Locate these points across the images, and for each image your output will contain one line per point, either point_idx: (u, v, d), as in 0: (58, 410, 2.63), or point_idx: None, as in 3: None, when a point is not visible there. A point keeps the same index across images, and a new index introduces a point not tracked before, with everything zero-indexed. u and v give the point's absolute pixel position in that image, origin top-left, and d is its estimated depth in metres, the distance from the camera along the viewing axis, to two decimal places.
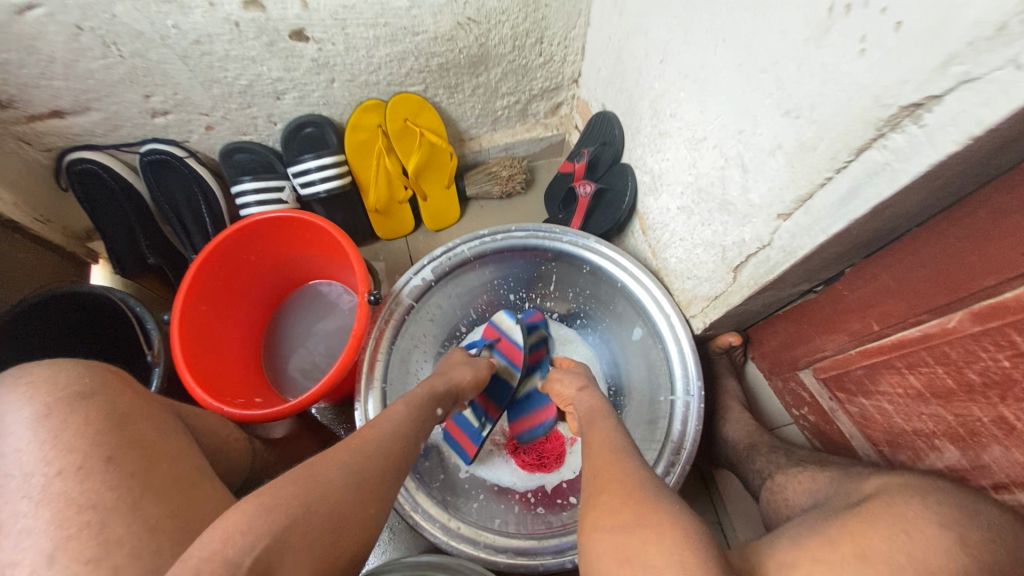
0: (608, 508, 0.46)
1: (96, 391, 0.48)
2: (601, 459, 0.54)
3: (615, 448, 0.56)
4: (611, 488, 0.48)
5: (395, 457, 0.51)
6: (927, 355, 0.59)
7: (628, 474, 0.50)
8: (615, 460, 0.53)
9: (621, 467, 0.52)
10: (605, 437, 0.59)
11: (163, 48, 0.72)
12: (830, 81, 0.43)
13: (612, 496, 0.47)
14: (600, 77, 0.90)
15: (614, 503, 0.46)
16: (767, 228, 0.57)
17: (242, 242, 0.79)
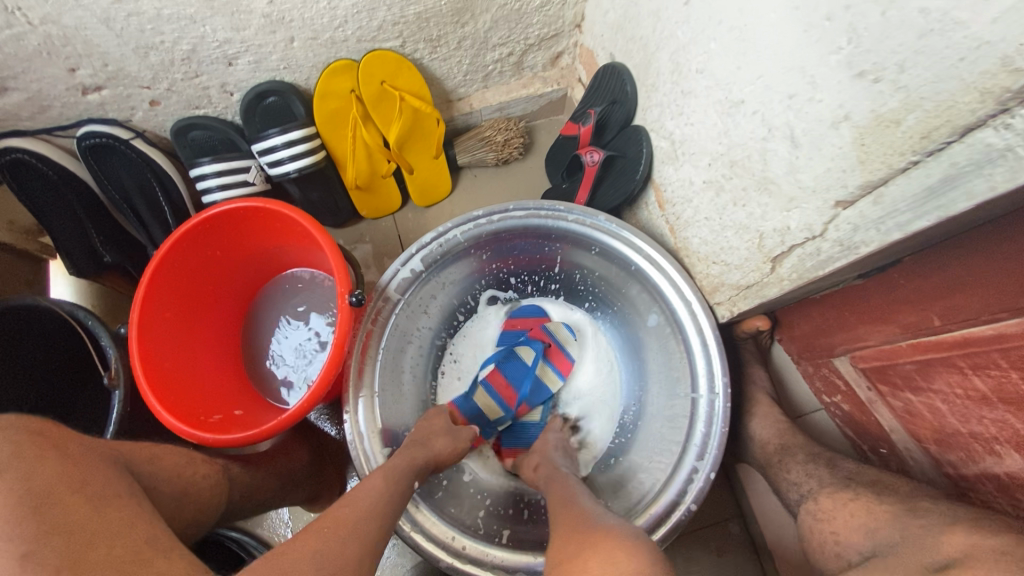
0: (566, 547, 0.43)
1: (8, 470, 0.41)
2: (561, 508, 0.52)
3: (573, 498, 0.54)
4: (571, 530, 0.46)
5: (367, 532, 0.46)
6: (1000, 358, 0.50)
7: (586, 517, 0.48)
8: (576, 507, 0.51)
9: (581, 512, 0.49)
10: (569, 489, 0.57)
11: (78, 11, 0.59)
12: (934, 34, 0.32)
13: (570, 539, 0.45)
14: (607, 21, 0.76)
15: (573, 539, 0.44)
16: (820, 216, 0.47)
17: (203, 239, 0.70)
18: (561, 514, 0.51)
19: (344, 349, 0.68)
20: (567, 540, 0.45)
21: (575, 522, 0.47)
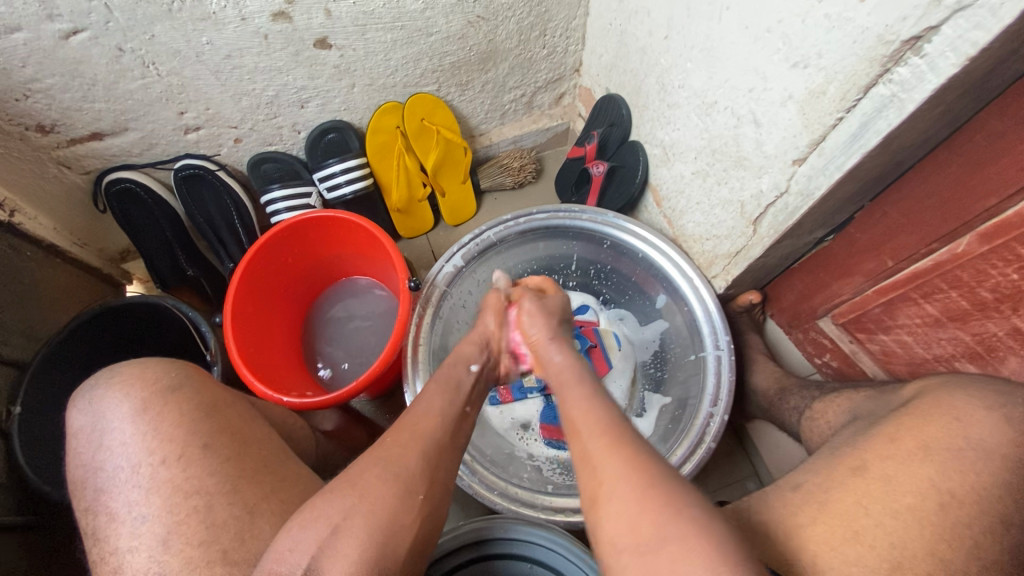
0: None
1: (177, 395, 0.56)
2: (629, 491, 0.43)
3: (660, 483, 0.43)
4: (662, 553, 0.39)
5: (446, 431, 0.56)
6: (941, 282, 0.64)
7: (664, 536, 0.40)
8: (661, 511, 0.41)
9: (678, 523, 0.40)
10: (628, 457, 0.45)
11: (197, 64, 0.77)
12: (835, 29, 0.48)
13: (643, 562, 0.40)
14: (602, 63, 0.96)
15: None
16: (783, 175, 0.62)
17: (282, 245, 0.84)
18: (631, 491, 0.43)
19: (404, 328, 0.80)
20: (647, 553, 0.40)
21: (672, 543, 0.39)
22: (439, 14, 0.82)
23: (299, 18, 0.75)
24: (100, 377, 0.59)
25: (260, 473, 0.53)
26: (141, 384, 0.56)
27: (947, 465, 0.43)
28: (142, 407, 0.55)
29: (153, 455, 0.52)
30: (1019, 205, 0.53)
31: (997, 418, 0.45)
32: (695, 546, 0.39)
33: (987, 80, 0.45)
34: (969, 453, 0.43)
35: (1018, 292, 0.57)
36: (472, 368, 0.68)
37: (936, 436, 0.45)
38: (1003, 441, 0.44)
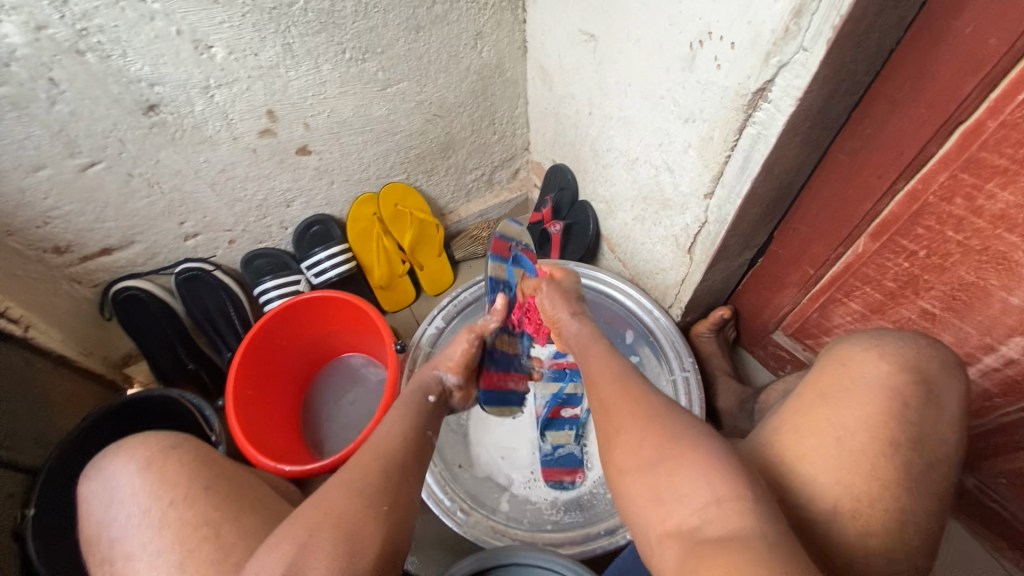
0: (660, 483, 0.45)
1: (177, 445, 0.63)
2: (633, 423, 0.50)
3: (656, 417, 0.50)
4: (661, 461, 0.46)
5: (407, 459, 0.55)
6: (854, 280, 0.74)
7: (648, 446, 0.47)
8: (650, 428, 0.49)
9: (663, 439, 0.47)
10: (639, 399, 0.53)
11: (195, 180, 0.89)
12: (707, 90, 0.62)
13: (642, 477, 0.46)
14: (546, 140, 1.11)
15: (668, 480, 0.44)
16: (700, 208, 0.73)
17: (278, 328, 0.92)
18: (635, 429, 0.50)
19: (394, 389, 0.86)
20: (649, 472, 0.46)
21: (667, 449, 0.46)
22: (401, 116, 0.97)
23: (283, 132, 0.89)
24: (106, 451, 0.63)
25: (261, 507, 0.60)
26: (143, 446, 0.62)
27: (842, 402, 0.48)
28: (147, 463, 0.61)
29: (162, 499, 0.58)
30: (889, 204, 0.64)
31: (877, 358, 0.49)
32: (683, 444, 0.46)
33: (826, 111, 0.58)
34: (856, 390, 0.48)
35: (913, 278, 0.67)
36: (431, 400, 0.69)
37: (829, 381, 0.50)
38: (884, 374, 0.48)
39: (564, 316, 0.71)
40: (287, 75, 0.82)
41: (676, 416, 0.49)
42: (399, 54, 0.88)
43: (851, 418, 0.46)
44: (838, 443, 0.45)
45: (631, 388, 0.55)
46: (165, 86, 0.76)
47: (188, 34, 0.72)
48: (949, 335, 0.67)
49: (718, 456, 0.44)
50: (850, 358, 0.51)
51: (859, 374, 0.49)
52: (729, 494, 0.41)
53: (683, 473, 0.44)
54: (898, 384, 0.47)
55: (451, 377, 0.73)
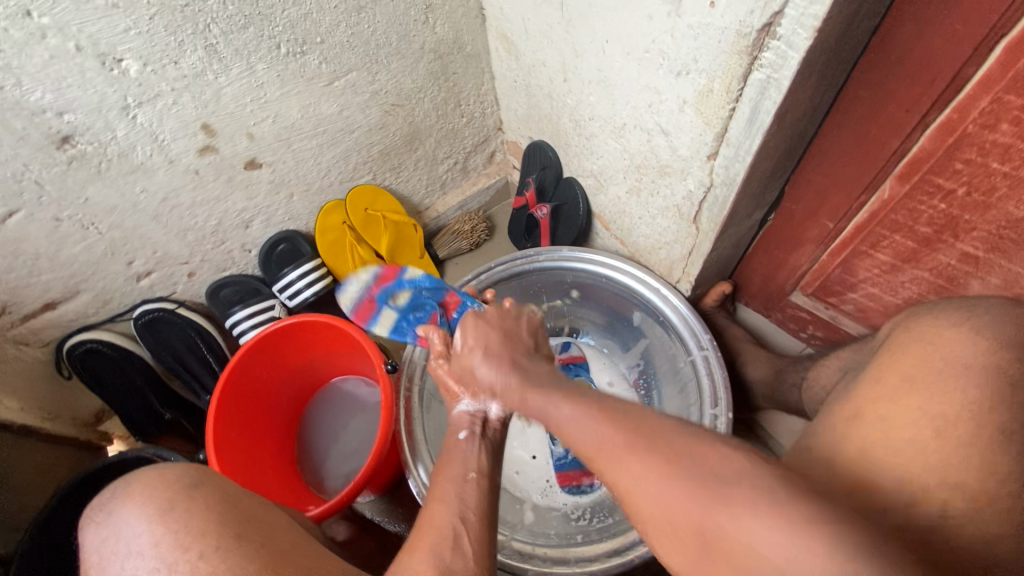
0: (716, 542, 0.33)
1: (200, 483, 0.51)
2: (625, 452, 0.37)
3: (657, 433, 0.37)
4: (702, 513, 0.33)
5: (470, 517, 0.48)
6: (881, 229, 0.66)
7: (672, 495, 0.34)
8: (654, 460, 0.36)
9: (691, 479, 0.34)
10: (601, 411, 0.40)
11: (136, 214, 0.79)
12: (701, 35, 0.53)
13: (685, 536, 0.34)
14: (519, 116, 1.01)
15: (723, 538, 0.32)
16: (704, 172, 0.65)
17: (253, 363, 0.83)
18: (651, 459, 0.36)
19: (390, 413, 0.78)
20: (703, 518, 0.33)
21: (702, 499, 0.33)
22: (356, 110, 0.87)
23: (225, 147, 0.79)
24: (110, 492, 0.52)
25: (294, 556, 0.48)
26: (162, 484, 0.50)
27: (934, 389, 0.46)
28: (168, 505, 0.49)
29: (188, 553, 0.45)
30: (920, 140, 0.56)
31: (968, 331, 0.48)
32: (725, 470, 0.34)
33: (843, 42, 0.50)
34: (950, 372, 0.46)
35: (951, 220, 0.59)
36: (463, 437, 0.58)
37: (915, 365, 0.48)
38: (979, 353, 0.46)
39: (483, 362, 0.54)
40: (217, 82, 0.72)
41: (678, 429, 0.37)
42: (342, 41, 0.78)
43: (952, 406, 0.44)
44: (937, 433, 0.43)
45: (591, 400, 0.42)
46: (76, 113, 0.65)
47: (91, 48, 0.61)
48: (996, 278, 0.61)
49: (771, 482, 0.32)
50: (936, 335, 0.50)
51: (946, 353, 0.48)
52: (803, 525, 0.30)
53: (737, 521, 0.32)
54: (999, 361, 0.45)
55: (468, 403, 0.62)
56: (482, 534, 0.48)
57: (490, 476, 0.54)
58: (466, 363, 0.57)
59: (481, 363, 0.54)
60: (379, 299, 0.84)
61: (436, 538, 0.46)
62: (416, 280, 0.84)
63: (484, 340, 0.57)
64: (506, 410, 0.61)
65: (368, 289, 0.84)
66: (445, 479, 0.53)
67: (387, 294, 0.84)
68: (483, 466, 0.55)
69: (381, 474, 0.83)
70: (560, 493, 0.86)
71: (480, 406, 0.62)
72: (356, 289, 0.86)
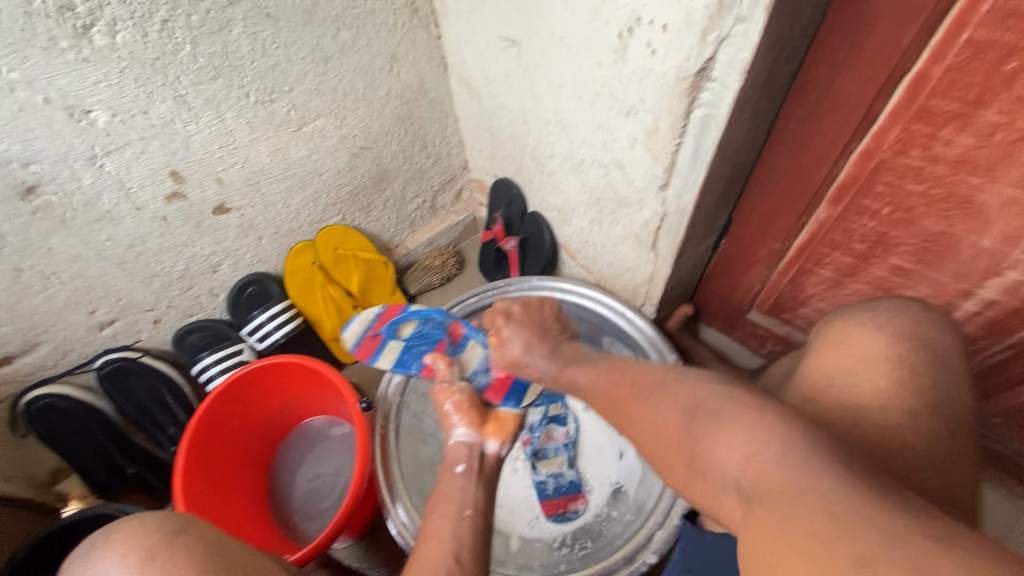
0: (689, 461, 0.40)
1: (184, 529, 0.51)
2: (629, 399, 0.49)
3: (648, 381, 0.49)
4: (678, 435, 0.41)
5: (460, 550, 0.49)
6: (821, 247, 0.72)
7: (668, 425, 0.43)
8: (648, 397, 0.47)
9: (671, 406, 0.44)
10: (614, 375, 0.53)
11: (101, 262, 0.78)
12: (645, 79, 0.58)
13: (670, 459, 0.42)
14: (484, 155, 1.06)
15: (692, 453, 0.40)
16: (658, 201, 0.70)
17: (223, 408, 0.81)
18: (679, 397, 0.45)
19: (367, 451, 0.78)
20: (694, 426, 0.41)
21: (678, 424, 0.42)
22: (324, 154, 0.90)
23: (194, 193, 0.80)
24: (89, 544, 0.50)
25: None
26: (142, 533, 0.49)
27: (849, 383, 0.49)
28: (149, 556, 0.48)
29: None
30: (845, 167, 0.62)
31: (874, 329, 0.52)
32: (696, 402, 0.42)
33: (770, 83, 0.56)
34: (860, 365, 0.50)
35: (881, 237, 0.66)
36: (458, 471, 0.60)
37: (831, 362, 0.52)
38: (885, 345, 0.50)
39: (524, 354, 0.65)
40: (187, 130, 0.74)
41: (665, 377, 0.48)
42: (310, 89, 0.81)
43: (865, 396, 0.48)
44: (858, 422, 0.47)
45: (605, 368, 0.56)
46: (41, 164, 0.66)
47: (59, 100, 0.62)
48: (926, 287, 0.67)
49: (731, 407, 0.40)
50: (846, 333, 0.53)
51: (859, 349, 0.51)
52: (750, 429, 0.37)
53: (703, 436, 0.39)
54: (901, 352, 0.49)
55: (467, 434, 0.64)
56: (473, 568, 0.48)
57: (485, 513, 0.55)
58: (513, 360, 0.66)
59: (528, 357, 0.64)
60: (384, 333, 0.83)
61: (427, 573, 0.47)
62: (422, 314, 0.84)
63: (522, 338, 0.66)
64: (501, 448, 0.64)
65: (374, 325, 0.84)
66: (432, 514, 0.53)
67: (392, 327, 0.83)
68: (473, 501, 0.55)
69: (360, 515, 0.81)
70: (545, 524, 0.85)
71: (476, 438, 0.64)
72: (359, 325, 0.85)
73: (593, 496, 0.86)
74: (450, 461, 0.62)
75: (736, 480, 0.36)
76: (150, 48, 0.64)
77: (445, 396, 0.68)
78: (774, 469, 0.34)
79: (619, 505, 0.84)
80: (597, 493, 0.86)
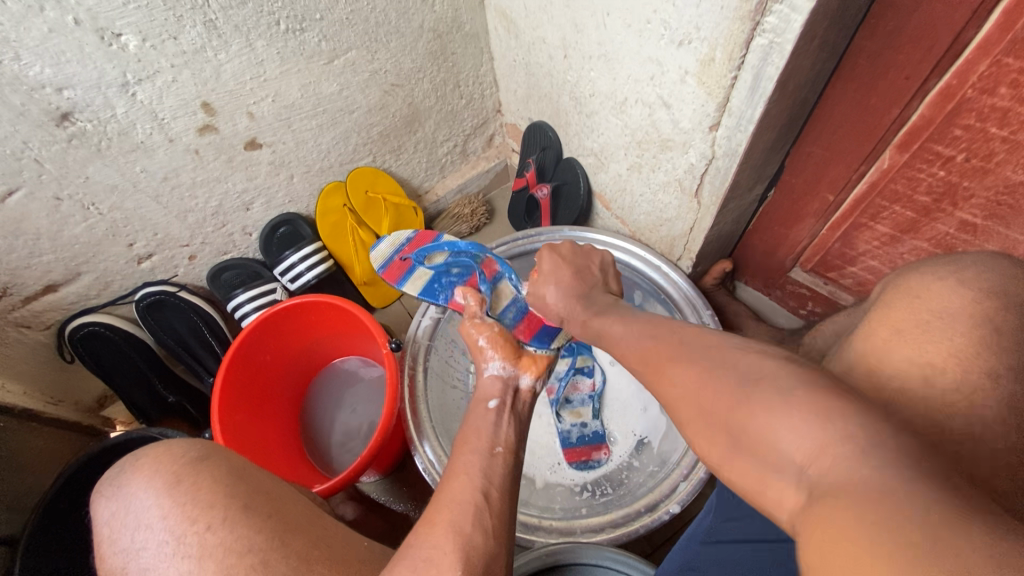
0: (745, 444, 0.33)
1: (208, 454, 0.52)
2: (673, 362, 0.41)
3: (697, 346, 0.41)
4: (728, 409, 0.35)
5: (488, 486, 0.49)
6: (881, 200, 0.67)
7: (706, 390, 0.37)
8: (696, 365, 0.39)
9: (720, 374, 0.37)
10: (656, 339, 0.45)
11: (136, 194, 0.79)
12: (703, 2, 0.53)
13: (717, 440, 0.35)
14: (519, 96, 1.01)
15: (746, 433, 0.33)
16: (706, 143, 0.65)
17: (257, 343, 0.83)
18: (693, 373, 0.39)
19: (396, 390, 0.79)
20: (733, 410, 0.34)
21: (729, 396, 0.35)
22: (355, 90, 0.87)
23: (225, 126, 0.79)
24: (121, 466, 0.52)
25: (305, 525, 0.49)
26: (168, 458, 0.51)
27: (921, 339, 0.45)
28: (175, 479, 0.49)
29: (196, 525, 0.46)
30: (919, 108, 0.56)
31: (954, 282, 0.47)
32: (749, 376, 0.35)
33: (846, 7, 0.50)
34: (938, 320, 0.45)
35: (950, 188, 0.60)
36: (491, 406, 0.60)
37: (904, 317, 0.47)
38: (968, 300, 0.46)
39: (554, 301, 0.61)
40: (217, 59, 0.72)
41: (720, 340, 0.40)
42: (341, 18, 0.77)
43: (939, 356, 0.43)
44: (926, 380, 0.43)
45: (644, 328, 0.48)
46: (75, 90, 0.65)
47: (89, 22, 0.61)
48: (995, 245, 0.62)
49: (795, 380, 0.33)
50: (923, 287, 0.48)
51: (933, 303, 0.47)
52: (820, 417, 0.30)
53: (760, 416, 0.33)
54: (985, 307, 0.45)
55: (500, 368, 0.65)
56: (502, 509, 0.48)
57: (516, 451, 0.55)
58: (541, 296, 0.64)
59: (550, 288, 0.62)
60: (413, 259, 0.80)
61: (451, 507, 0.47)
62: (453, 244, 0.80)
63: (557, 276, 0.63)
64: (534, 383, 0.65)
65: (404, 249, 0.82)
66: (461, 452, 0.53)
67: (424, 254, 0.80)
68: (508, 441, 0.55)
69: (386, 453, 0.83)
70: (567, 471, 0.85)
71: (511, 372, 0.65)
72: (388, 247, 0.83)
73: (616, 446, 0.86)
74: (482, 394, 0.62)
75: (800, 463, 0.30)
76: None
77: (479, 331, 0.70)
78: (851, 459, 0.28)
79: (641, 457, 0.84)
80: (619, 444, 0.86)
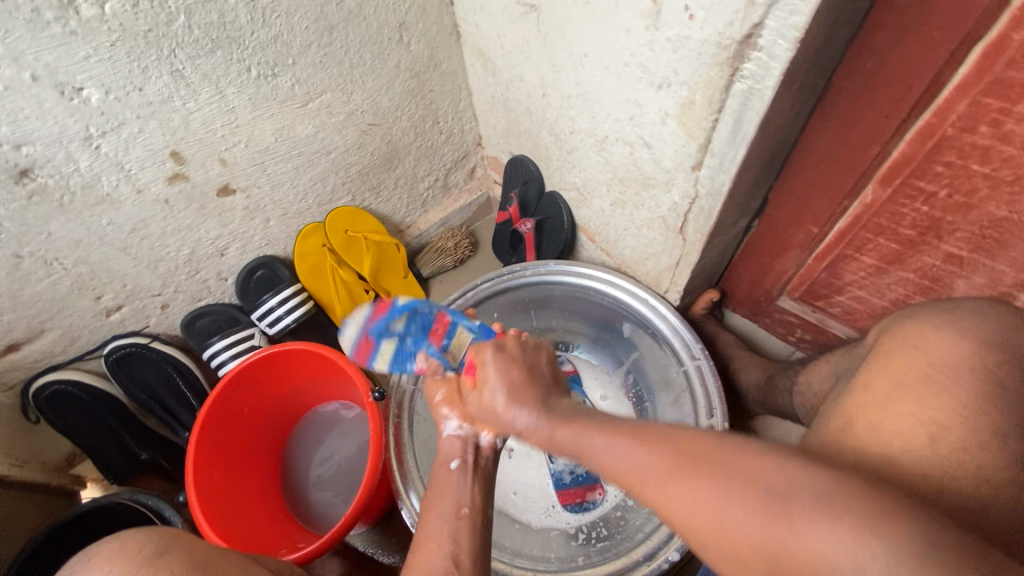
0: (784, 562, 0.32)
1: (169, 548, 0.48)
2: (670, 477, 0.36)
3: (701, 454, 0.36)
4: (762, 531, 0.32)
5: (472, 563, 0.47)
6: (865, 233, 0.67)
7: (728, 510, 0.34)
8: (703, 478, 0.35)
9: (734, 489, 0.34)
10: (639, 441, 0.39)
11: (103, 247, 0.75)
12: (681, 48, 0.53)
13: (746, 563, 0.33)
14: (499, 131, 1.00)
15: (787, 550, 0.31)
16: (688, 182, 0.64)
17: (235, 396, 0.79)
18: (700, 500, 0.35)
19: (380, 441, 0.76)
20: (770, 528, 0.32)
21: (757, 519, 0.33)
22: (331, 131, 0.86)
23: (196, 174, 0.76)
24: (72, 565, 0.47)
25: None
26: (123, 555, 0.46)
27: (924, 395, 0.45)
28: None
29: None
30: (899, 145, 0.56)
31: (947, 335, 0.48)
32: (768, 480, 0.33)
33: (824, 50, 0.50)
34: (937, 376, 0.46)
35: (934, 222, 0.60)
36: (454, 467, 0.57)
37: (905, 370, 0.47)
38: (963, 354, 0.46)
39: (507, 406, 0.50)
40: (186, 107, 0.69)
41: (718, 445, 0.37)
42: (315, 62, 0.76)
43: (944, 412, 0.44)
44: (932, 438, 0.43)
45: (619, 434, 0.41)
46: (34, 146, 0.62)
47: (48, 77, 0.58)
48: (981, 277, 0.61)
49: (818, 482, 0.32)
50: (916, 338, 0.49)
51: (928, 355, 0.47)
52: (861, 527, 0.30)
53: (795, 531, 0.31)
54: (981, 363, 0.45)
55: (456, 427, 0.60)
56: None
57: (483, 511, 0.52)
58: (489, 409, 0.52)
59: (510, 410, 0.50)
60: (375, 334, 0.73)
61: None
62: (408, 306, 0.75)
63: (503, 375, 0.53)
64: (496, 440, 0.61)
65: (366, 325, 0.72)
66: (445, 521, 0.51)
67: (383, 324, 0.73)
68: (475, 500, 0.53)
69: (373, 506, 0.80)
70: (562, 513, 0.83)
71: (469, 432, 0.60)
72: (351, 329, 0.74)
73: (611, 486, 0.84)
74: (446, 452, 0.59)
75: None
76: (142, 19, 0.60)
77: (436, 387, 0.65)
78: (897, 572, 0.28)
79: (637, 496, 0.81)
80: (614, 484, 0.84)
